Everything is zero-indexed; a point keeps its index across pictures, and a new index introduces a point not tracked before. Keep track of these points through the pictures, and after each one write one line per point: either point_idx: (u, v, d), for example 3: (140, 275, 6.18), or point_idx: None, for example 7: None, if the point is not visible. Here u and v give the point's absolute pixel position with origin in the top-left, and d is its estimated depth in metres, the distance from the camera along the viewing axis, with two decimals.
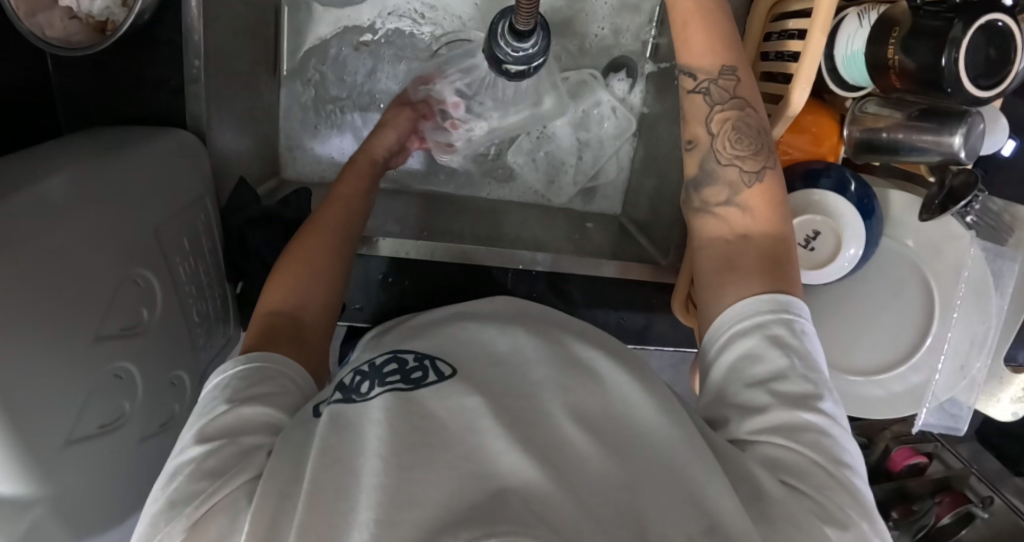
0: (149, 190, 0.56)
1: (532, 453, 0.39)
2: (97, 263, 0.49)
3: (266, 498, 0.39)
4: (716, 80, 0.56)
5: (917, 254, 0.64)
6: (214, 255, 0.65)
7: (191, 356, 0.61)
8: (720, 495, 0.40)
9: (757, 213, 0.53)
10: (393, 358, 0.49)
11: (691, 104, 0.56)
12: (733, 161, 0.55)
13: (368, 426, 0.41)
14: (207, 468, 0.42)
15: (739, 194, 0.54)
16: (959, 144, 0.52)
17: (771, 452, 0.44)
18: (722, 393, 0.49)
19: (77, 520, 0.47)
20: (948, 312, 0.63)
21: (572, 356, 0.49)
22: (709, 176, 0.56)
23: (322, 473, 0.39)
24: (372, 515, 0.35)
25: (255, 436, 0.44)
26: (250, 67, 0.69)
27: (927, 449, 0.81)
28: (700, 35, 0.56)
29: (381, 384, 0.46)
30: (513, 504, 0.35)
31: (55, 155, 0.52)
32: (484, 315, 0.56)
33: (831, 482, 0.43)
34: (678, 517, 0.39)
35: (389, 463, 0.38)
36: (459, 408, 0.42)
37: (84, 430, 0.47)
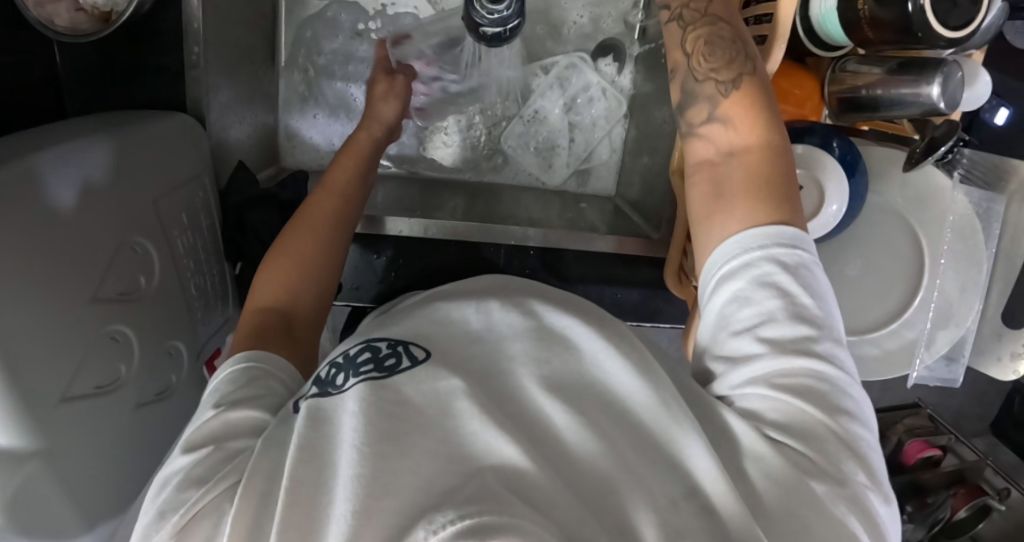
0: (151, 165, 0.59)
1: (511, 432, 0.39)
2: (95, 228, 0.52)
3: (247, 499, 0.38)
4: (688, 5, 0.53)
5: (903, 208, 0.61)
6: (213, 236, 0.68)
7: (189, 329, 0.64)
8: (695, 457, 0.40)
9: (740, 126, 0.48)
10: (367, 346, 0.47)
11: (668, 32, 0.54)
12: (709, 77, 0.50)
13: (343, 418, 0.40)
14: (193, 475, 0.41)
15: (720, 110, 0.50)
16: (937, 94, 0.50)
17: (754, 409, 0.43)
18: (714, 343, 0.47)
19: (70, 473, 0.50)
20: (936, 257, 0.61)
21: (534, 326, 0.48)
22: (690, 98, 0.52)
23: (300, 470, 0.38)
24: (348, 507, 0.35)
25: (239, 440, 0.43)
26: (251, 58, 0.72)
27: (942, 441, 1.04)
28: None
29: (356, 374, 0.44)
30: (491, 485, 0.35)
31: (62, 129, 0.55)
32: (463, 291, 0.55)
33: (823, 434, 0.41)
34: (653, 486, 0.39)
35: (362, 451, 0.37)
36: (421, 397, 0.41)
37: (79, 388, 0.51)
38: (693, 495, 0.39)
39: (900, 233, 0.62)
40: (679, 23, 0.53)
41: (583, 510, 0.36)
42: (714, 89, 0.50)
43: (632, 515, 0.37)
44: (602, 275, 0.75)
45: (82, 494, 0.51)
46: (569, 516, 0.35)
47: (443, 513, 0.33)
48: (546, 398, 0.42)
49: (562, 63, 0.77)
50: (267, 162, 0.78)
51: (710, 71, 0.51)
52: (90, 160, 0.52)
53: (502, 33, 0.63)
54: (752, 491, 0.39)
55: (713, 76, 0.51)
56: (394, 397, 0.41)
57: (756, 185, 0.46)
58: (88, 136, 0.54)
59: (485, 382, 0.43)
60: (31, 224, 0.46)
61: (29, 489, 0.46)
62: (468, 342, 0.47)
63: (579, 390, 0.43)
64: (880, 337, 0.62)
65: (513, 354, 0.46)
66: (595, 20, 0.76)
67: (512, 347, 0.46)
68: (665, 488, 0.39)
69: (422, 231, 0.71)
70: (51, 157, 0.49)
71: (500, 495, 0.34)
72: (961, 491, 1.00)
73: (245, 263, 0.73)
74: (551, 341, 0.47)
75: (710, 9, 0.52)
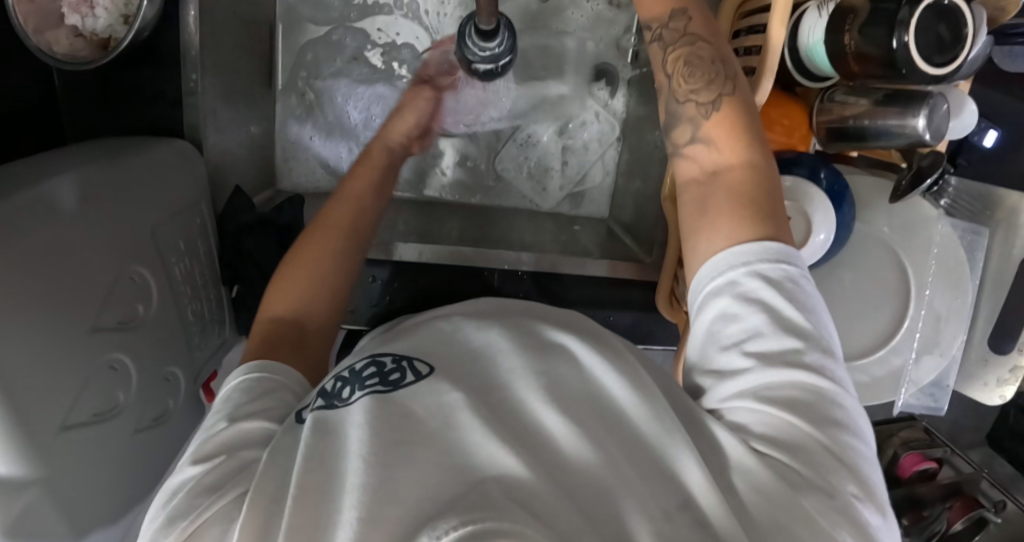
0: (149, 193, 0.60)
1: (513, 444, 0.39)
2: (93, 259, 0.53)
3: (256, 508, 0.38)
4: (667, 29, 0.54)
5: (893, 238, 0.61)
6: (210, 261, 0.69)
7: (186, 354, 0.65)
8: (687, 470, 0.40)
9: (722, 146, 0.50)
10: (373, 360, 0.47)
11: (655, 58, 0.56)
12: (689, 98, 0.52)
13: (350, 429, 0.41)
14: (207, 483, 0.40)
15: (701, 129, 0.51)
16: (923, 126, 0.50)
17: (740, 421, 0.43)
18: (705, 357, 0.47)
19: (67, 500, 0.51)
20: (922, 284, 0.62)
21: (532, 343, 0.48)
22: (673, 118, 0.53)
23: (308, 477, 0.38)
24: (355, 514, 0.35)
25: (249, 451, 0.43)
26: (247, 83, 0.73)
27: (938, 454, 1.05)
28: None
29: (361, 388, 0.45)
30: (492, 495, 0.35)
31: (61, 159, 0.56)
32: (465, 310, 0.55)
33: (817, 449, 0.41)
34: (646, 494, 0.38)
35: (369, 461, 0.37)
36: (423, 408, 0.41)
37: (77, 418, 0.52)
38: (689, 506, 0.38)
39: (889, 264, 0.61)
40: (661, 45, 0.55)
41: (577, 516, 0.36)
42: (695, 108, 0.51)
43: (626, 523, 0.37)
44: (596, 298, 0.76)
45: (77, 518, 0.52)
46: (565, 526, 0.35)
47: (445, 521, 0.33)
48: (543, 411, 0.42)
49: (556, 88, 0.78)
50: (264, 186, 0.78)
51: (690, 89, 0.52)
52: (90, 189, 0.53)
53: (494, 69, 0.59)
54: (744, 504, 0.39)
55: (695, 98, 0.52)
56: (400, 410, 0.41)
57: (739, 199, 0.47)
58: (86, 168, 0.55)
59: (481, 393, 0.43)
60: (31, 257, 0.47)
61: (28, 517, 0.47)
62: (466, 356, 0.47)
63: (576, 405, 0.43)
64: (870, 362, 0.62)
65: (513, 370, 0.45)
66: (586, 44, 0.77)
67: (509, 365, 0.46)
68: (660, 501, 0.38)
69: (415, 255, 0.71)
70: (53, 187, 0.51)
71: (497, 503, 0.34)
72: (957, 503, 1.00)
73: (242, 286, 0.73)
74: (547, 355, 0.47)
75: (690, 30, 0.54)
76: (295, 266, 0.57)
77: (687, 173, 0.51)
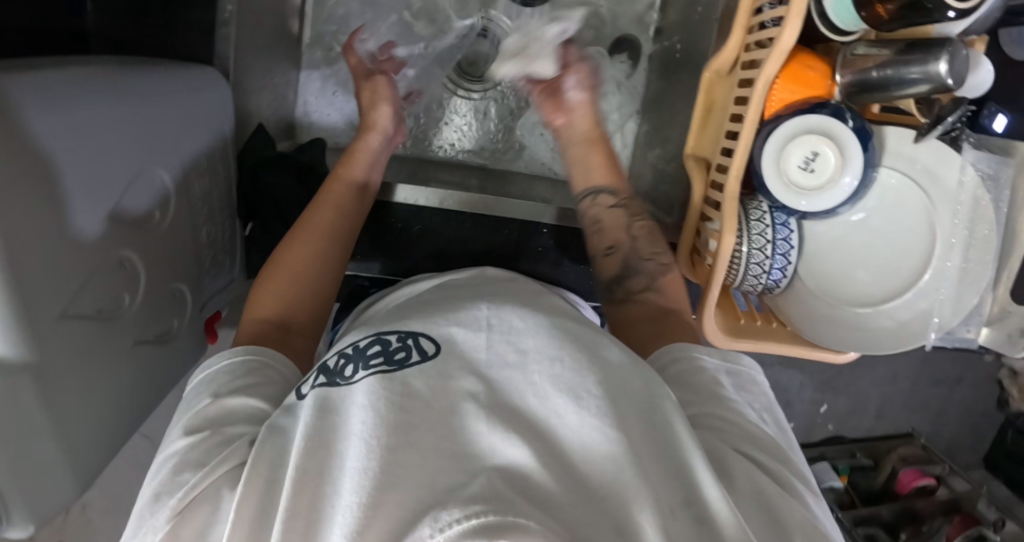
0: (179, 103, 0.59)
1: (521, 430, 0.38)
2: (120, 146, 0.51)
3: (251, 486, 0.40)
4: (618, 195, 0.66)
5: (915, 178, 0.57)
6: (227, 188, 0.68)
7: (194, 275, 0.64)
8: (700, 473, 0.39)
9: (673, 291, 0.61)
10: (378, 338, 0.47)
11: (611, 217, 0.65)
12: (653, 257, 0.62)
13: (353, 410, 0.40)
14: (188, 460, 0.44)
15: (656, 280, 0.61)
16: (945, 71, 0.52)
17: (732, 430, 0.45)
18: (684, 375, 0.50)
19: (58, 396, 0.48)
20: (955, 219, 0.56)
21: (544, 321, 0.45)
22: (634, 266, 0.62)
23: (308, 458, 0.39)
24: (354, 500, 0.35)
25: (239, 426, 0.46)
26: (279, 27, 0.74)
27: (937, 472, 1.02)
28: (600, 162, 0.68)
29: (365, 366, 0.44)
30: (506, 489, 0.34)
31: (93, 57, 0.56)
32: (476, 293, 0.53)
33: (786, 459, 0.46)
34: (657, 486, 0.37)
35: (377, 447, 0.37)
36: (427, 388, 0.40)
37: (78, 309, 0.49)
38: (693, 503, 0.37)
39: (910, 206, 0.57)
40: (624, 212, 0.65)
41: (588, 508, 0.35)
42: (658, 267, 0.62)
43: (633, 514, 0.35)
44: None
45: (68, 414, 0.49)
46: (574, 516, 0.34)
47: (449, 511, 0.33)
48: (556, 395, 0.40)
49: (579, 57, 0.79)
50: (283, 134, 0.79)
51: (652, 252, 0.63)
52: (119, 87, 0.52)
53: None
54: (743, 500, 0.40)
55: (652, 256, 0.63)
56: (404, 392, 0.40)
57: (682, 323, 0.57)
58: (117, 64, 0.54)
59: (488, 374, 0.42)
60: (57, 127, 0.45)
61: (17, 404, 0.44)
62: (472, 334, 0.45)
63: (607, 388, 0.41)
64: (895, 308, 0.57)
65: (524, 349, 0.42)
66: (613, 18, 0.79)
67: (520, 340, 0.43)
68: (671, 491, 0.37)
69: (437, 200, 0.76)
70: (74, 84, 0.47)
71: (504, 493, 0.34)
72: (955, 518, 0.97)
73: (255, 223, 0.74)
74: (563, 342, 0.43)
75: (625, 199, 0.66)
76: (274, 274, 0.61)
77: (650, 298, 0.60)
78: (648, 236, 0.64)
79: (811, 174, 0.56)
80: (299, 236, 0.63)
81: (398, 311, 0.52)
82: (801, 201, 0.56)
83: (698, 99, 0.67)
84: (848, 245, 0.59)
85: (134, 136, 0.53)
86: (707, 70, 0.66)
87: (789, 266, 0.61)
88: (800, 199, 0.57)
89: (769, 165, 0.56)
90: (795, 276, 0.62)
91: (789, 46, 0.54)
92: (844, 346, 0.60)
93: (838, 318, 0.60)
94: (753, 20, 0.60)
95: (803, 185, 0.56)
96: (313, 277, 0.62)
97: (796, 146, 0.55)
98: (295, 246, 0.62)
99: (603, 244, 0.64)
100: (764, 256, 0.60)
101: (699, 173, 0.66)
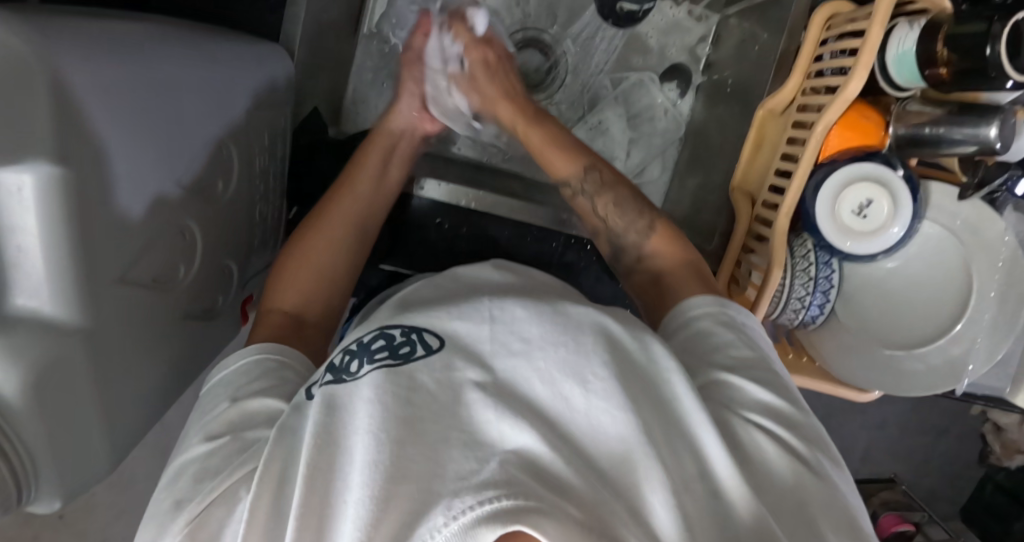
0: (250, 81, 0.60)
1: (529, 418, 0.38)
2: (194, 112, 0.53)
3: (264, 485, 0.39)
4: (586, 181, 0.66)
5: (958, 235, 0.60)
6: (281, 171, 0.71)
7: (241, 253, 0.65)
8: (709, 444, 0.41)
9: (666, 255, 0.60)
10: (382, 333, 0.44)
11: (579, 203, 0.67)
12: (631, 229, 0.63)
13: (358, 407, 0.39)
14: (206, 467, 0.42)
15: (649, 245, 0.61)
16: (994, 135, 0.56)
17: (742, 397, 0.45)
18: (696, 339, 0.50)
19: (110, 359, 0.47)
20: (992, 273, 0.59)
21: (544, 306, 0.44)
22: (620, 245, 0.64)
23: (319, 456, 0.37)
24: (366, 493, 0.34)
25: (256, 429, 0.44)
26: (344, 15, 0.76)
27: (915, 518, 1.03)
28: (554, 152, 0.67)
29: (370, 361, 0.42)
30: (521, 483, 0.34)
31: (175, 24, 0.57)
32: (477, 288, 0.50)
33: (805, 425, 0.46)
34: (671, 471, 0.39)
35: (388, 438, 0.36)
36: (432, 378, 0.40)
37: (138, 275, 0.49)
38: (704, 477, 0.40)
39: (951, 260, 0.61)
40: (587, 194, 0.66)
41: (602, 485, 0.37)
42: (639, 234, 0.62)
43: (647, 491, 0.38)
44: None
45: (125, 376, 0.49)
46: (591, 500, 0.35)
47: (462, 498, 0.34)
48: (561, 378, 0.40)
49: (631, 79, 0.83)
50: (330, 120, 0.79)
51: (629, 224, 0.63)
52: (199, 56, 0.53)
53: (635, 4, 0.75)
54: (758, 477, 0.42)
55: (633, 228, 0.63)
56: (408, 385, 0.39)
57: (693, 275, 0.57)
58: (195, 37, 0.55)
59: (491, 365, 0.41)
60: (138, 85, 0.46)
61: (74, 359, 0.43)
62: (477, 326, 0.43)
63: (616, 367, 0.41)
64: (927, 353, 0.60)
65: (527, 337, 0.42)
66: (662, 47, 0.83)
67: (522, 329, 0.42)
68: (681, 466, 0.40)
69: (458, 200, 0.75)
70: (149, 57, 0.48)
71: (516, 477, 0.35)
72: None
73: (301, 209, 0.77)
74: (563, 326, 0.43)
75: (605, 179, 0.66)
76: (296, 259, 0.59)
77: (648, 266, 0.61)
78: (617, 207, 0.64)
79: (864, 219, 0.59)
80: (318, 220, 0.62)
81: (402, 307, 0.48)
82: (846, 241, 0.60)
83: (749, 135, 0.70)
84: (889, 291, 0.63)
85: (198, 109, 0.53)
86: (762, 109, 0.68)
87: (826, 304, 0.64)
88: (843, 242, 0.60)
89: (824, 204, 0.59)
90: (831, 314, 0.65)
91: (854, 95, 0.57)
92: (875, 387, 0.61)
93: (870, 358, 0.62)
94: (813, 67, 0.64)
95: (854, 229, 0.59)
96: (332, 263, 0.60)
97: (855, 190, 0.58)
98: (318, 233, 0.61)
99: (591, 230, 0.68)
100: (806, 293, 0.62)
101: (744, 205, 0.69)
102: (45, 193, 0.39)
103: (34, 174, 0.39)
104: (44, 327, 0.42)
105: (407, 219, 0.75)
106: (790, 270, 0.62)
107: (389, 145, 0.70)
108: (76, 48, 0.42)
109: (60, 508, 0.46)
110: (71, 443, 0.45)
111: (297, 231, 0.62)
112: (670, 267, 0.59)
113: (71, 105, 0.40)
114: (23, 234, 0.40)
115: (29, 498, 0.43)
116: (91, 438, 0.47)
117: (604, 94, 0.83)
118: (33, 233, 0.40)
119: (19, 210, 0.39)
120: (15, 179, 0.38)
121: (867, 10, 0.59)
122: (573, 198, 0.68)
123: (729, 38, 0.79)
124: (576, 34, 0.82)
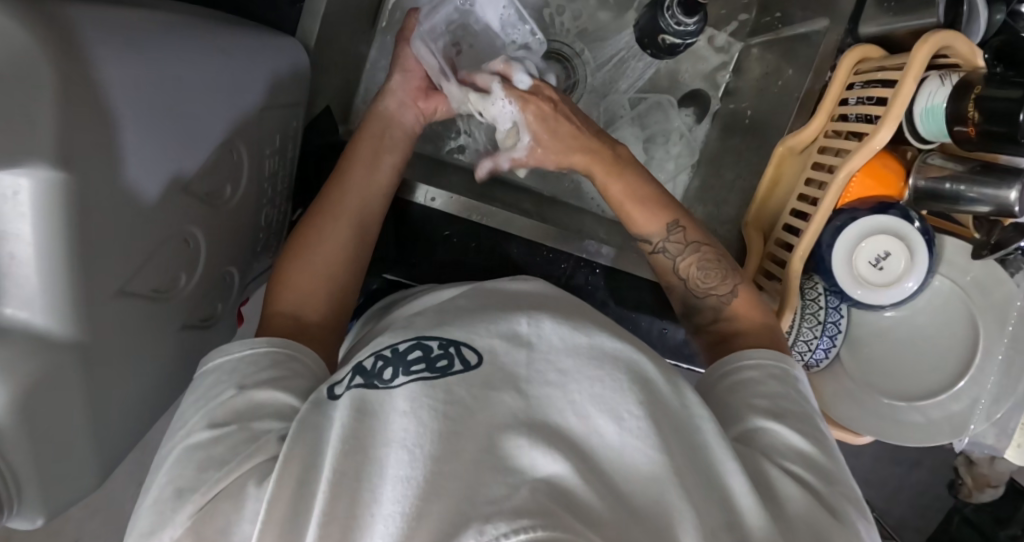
0: (269, 76, 0.58)
1: (561, 446, 0.37)
2: (210, 108, 0.50)
3: (282, 486, 0.37)
4: (668, 239, 0.61)
5: (967, 293, 0.62)
6: (290, 169, 0.70)
7: (242, 257, 0.64)
8: (736, 481, 0.40)
9: (745, 320, 0.58)
10: (419, 343, 0.43)
11: (658, 263, 0.62)
12: (711, 292, 0.60)
13: (391, 416, 0.38)
14: (212, 456, 0.41)
15: (725, 311, 0.59)
16: (1015, 198, 0.55)
17: (775, 446, 0.45)
18: (739, 386, 0.50)
19: (106, 372, 0.45)
20: (1000, 335, 0.61)
21: (582, 338, 0.42)
22: (695, 309, 0.61)
23: (347, 460, 0.36)
24: (398, 509, 0.33)
25: (265, 422, 0.43)
26: (362, 10, 0.74)
27: None
28: (637, 204, 0.62)
29: (406, 371, 0.41)
30: (559, 512, 0.32)
31: (196, 13, 0.55)
32: (510, 296, 0.49)
33: (838, 477, 0.45)
34: (701, 506, 0.38)
35: (423, 455, 0.35)
36: (471, 395, 0.38)
37: (138, 287, 0.47)
38: (734, 525, 0.38)
39: (959, 316, 0.62)
40: (667, 257, 0.62)
41: (631, 521, 0.35)
42: (720, 298, 0.59)
43: (679, 533, 0.36)
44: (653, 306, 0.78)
45: (125, 387, 0.48)
46: (619, 532, 0.34)
47: (496, 524, 0.32)
48: (595, 413, 0.39)
49: (649, 101, 0.83)
50: (341, 119, 0.79)
51: (709, 285, 0.60)
52: (217, 52, 0.51)
53: (676, 44, 0.71)
54: (786, 520, 0.40)
55: (713, 291, 0.60)
56: (446, 400, 0.38)
57: (763, 340, 0.55)
58: (216, 32, 0.53)
59: (527, 391, 0.39)
60: (154, 82, 0.44)
61: (67, 375, 0.41)
62: (514, 347, 0.42)
63: (653, 402, 0.41)
64: (927, 406, 0.61)
65: (564, 368, 0.40)
66: (681, 73, 0.83)
67: (559, 360, 0.41)
68: (711, 514, 0.38)
69: (464, 213, 0.73)
70: (160, 47, 0.45)
71: (546, 505, 0.33)
72: None
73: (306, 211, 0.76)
74: (598, 358, 0.41)
75: (689, 237, 0.61)
76: (296, 261, 0.57)
77: (721, 327, 0.59)
78: (700, 268, 0.60)
79: (879, 271, 0.59)
80: (323, 217, 0.59)
81: (439, 316, 0.47)
82: (858, 289, 0.60)
83: (765, 171, 0.69)
84: (898, 342, 0.63)
85: (212, 110, 0.51)
86: (781, 145, 0.67)
87: (832, 348, 0.64)
88: (862, 290, 0.60)
89: (841, 256, 0.59)
90: (835, 358, 0.65)
91: (880, 144, 0.56)
92: (869, 432, 0.62)
93: (868, 406, 0.63)
94: (838, 110, 0.63)
95: (869, 279, 0.59)
96: (341, 262, 0.58)
97: (873, 242, 0.58)
98: (317, 235, 0.58)
99: (665, 287, 0.64)
100: (814, 336, 0.63)
101: (756, 241, 0.69)
102: (42, 200, 0.36)
103: (31, 179, 0.36)
104: (38, 340, 0.39)
105: (417, 228, 0.74)
106: (799, 312, 0.63)
107: (382, 130, 0.64)
108: (92, 35, 0.39)
109: (42, 525, 0.42)
110: (58, 461, 0.42)
111: (298, 228, 0.59)
112: (748, 332, 0.57)
113: (78, 94, 0.37)
114: (17, 242, 0.37)
115: (14, 514, 0.40)
116: (80, 459, 0.44)
117: (619, 113, 0.83)
118: (28, 241, 0.37)
119: (13, 216, 0.37)
120: (11, 182, 0.36)
121: (897, 61, 0.59)
122: (649, 257, 0.63)
123: (751, 68, 0.79)
124: (601, 58, 0.82)
